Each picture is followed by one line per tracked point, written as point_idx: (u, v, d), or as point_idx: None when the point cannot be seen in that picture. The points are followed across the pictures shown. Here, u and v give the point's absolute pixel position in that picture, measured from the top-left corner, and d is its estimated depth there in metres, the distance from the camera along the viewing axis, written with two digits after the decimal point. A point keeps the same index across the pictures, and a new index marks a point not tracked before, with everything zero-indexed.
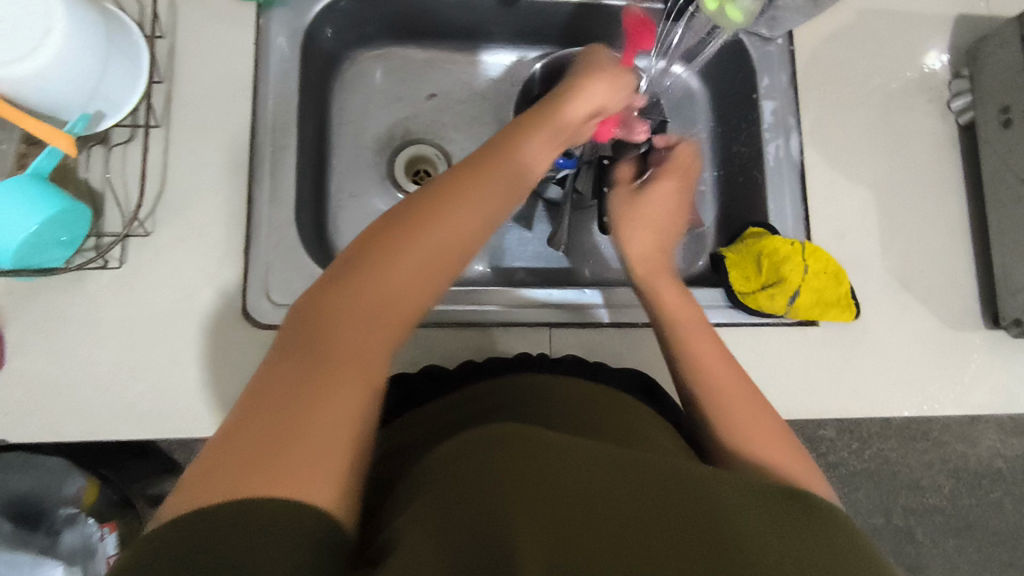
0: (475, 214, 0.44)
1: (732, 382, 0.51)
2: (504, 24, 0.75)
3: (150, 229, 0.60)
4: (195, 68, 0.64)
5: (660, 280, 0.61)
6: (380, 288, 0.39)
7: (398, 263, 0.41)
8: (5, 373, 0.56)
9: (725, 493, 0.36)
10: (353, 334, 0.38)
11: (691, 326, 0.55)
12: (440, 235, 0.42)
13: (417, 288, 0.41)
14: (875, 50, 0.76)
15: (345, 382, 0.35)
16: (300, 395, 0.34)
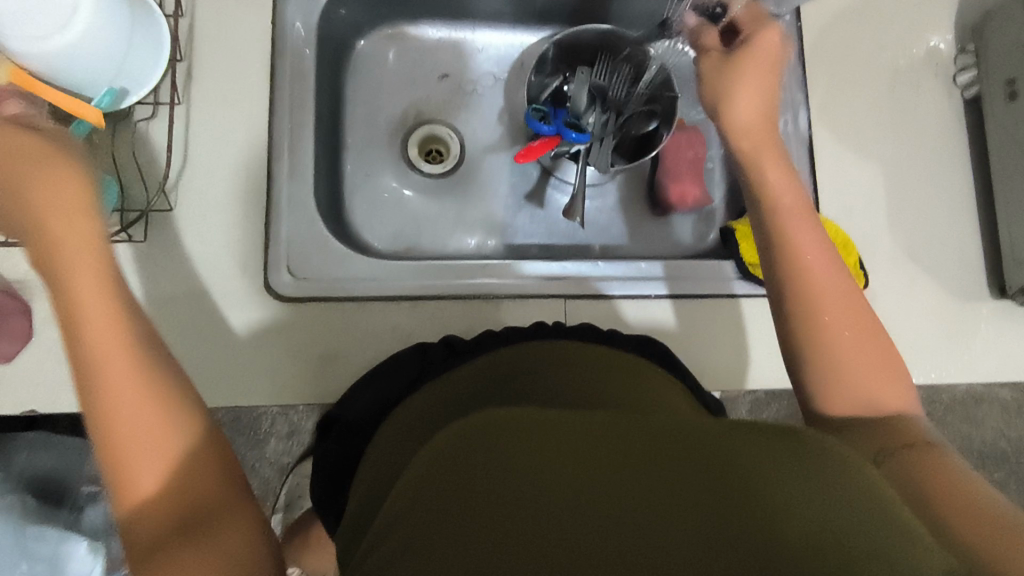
0: (96, 282, 0.42)
1: (844, 295, 0.50)
2: (515, 4, 0.77)
3: (173, 204, 0.61)
4: (215, 47, 0.65)
5: (766, 155, 0.56)
6: (120, 385, 0.41)
7: (107, 372, 0.41)
8: (34, 344, 0.57)
9: (727, 441, 0.36)
10: (135, 449, 0.39)
11: (796, 213, 0.53)
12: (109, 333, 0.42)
13: (155, 419, 0.41)
14: (882, 26, 0.77)
15: (196, 489, 0.40)
16: (155, 447, 0.40)
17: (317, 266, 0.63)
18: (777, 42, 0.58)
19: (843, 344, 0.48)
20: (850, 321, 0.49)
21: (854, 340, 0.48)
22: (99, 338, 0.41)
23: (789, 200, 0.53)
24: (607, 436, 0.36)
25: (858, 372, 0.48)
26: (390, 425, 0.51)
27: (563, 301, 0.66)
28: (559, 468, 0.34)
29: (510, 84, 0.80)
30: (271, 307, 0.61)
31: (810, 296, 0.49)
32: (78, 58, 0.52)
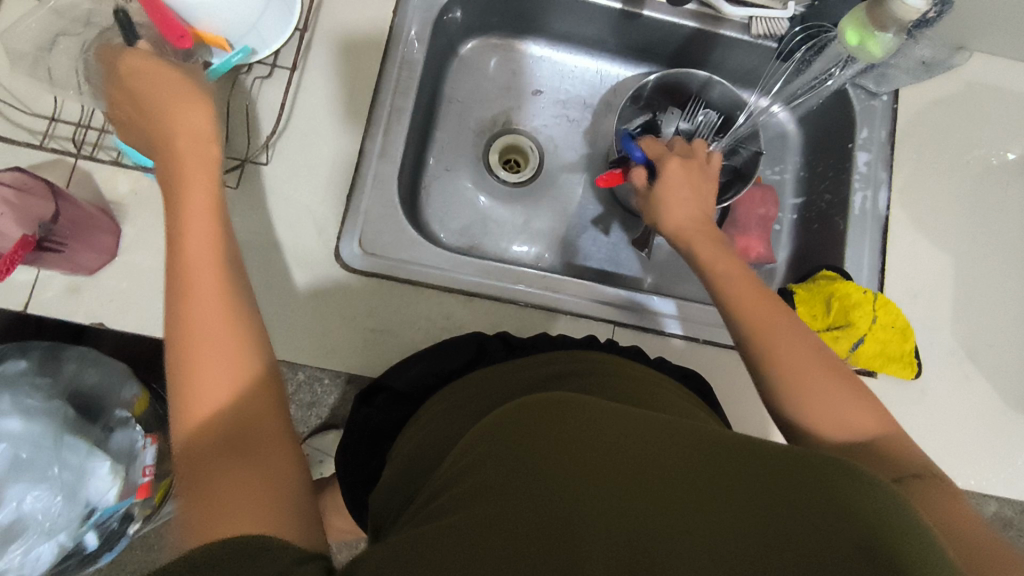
0: (213, 243, 0.48)
1: (797, 335, 0.51)
2: (621, 37, 0.79)
3: (268, 160, 0.65)
4: (336, 24, 0.69)
5: (702, 245, 0.61)
6: (197, 312, 0.45)
7: (201, 309, 0.45)
8: (116, 264, 0.61)
9: (769, 461, 0.35)
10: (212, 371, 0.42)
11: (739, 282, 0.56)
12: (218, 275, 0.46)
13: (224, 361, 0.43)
14: (978, 124, 0.77)
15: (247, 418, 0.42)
16: (216, 390, 0.42)
17: (386, 245, 0.66)
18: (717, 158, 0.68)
19: (802, 380, 0.48)
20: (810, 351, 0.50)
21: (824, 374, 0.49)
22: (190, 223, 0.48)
23: (732, 272, 0.57)
24: (650, 446, 0.37)
25: (828, 406, 0.47)
26: (435, 401, 0.52)
27: (612, 327, 0.67)
28: (606, 470, 0.35)
29: (599, 112, 0.83)
30: (336, 275, 0.64)
31: (765, 343, 0.51)
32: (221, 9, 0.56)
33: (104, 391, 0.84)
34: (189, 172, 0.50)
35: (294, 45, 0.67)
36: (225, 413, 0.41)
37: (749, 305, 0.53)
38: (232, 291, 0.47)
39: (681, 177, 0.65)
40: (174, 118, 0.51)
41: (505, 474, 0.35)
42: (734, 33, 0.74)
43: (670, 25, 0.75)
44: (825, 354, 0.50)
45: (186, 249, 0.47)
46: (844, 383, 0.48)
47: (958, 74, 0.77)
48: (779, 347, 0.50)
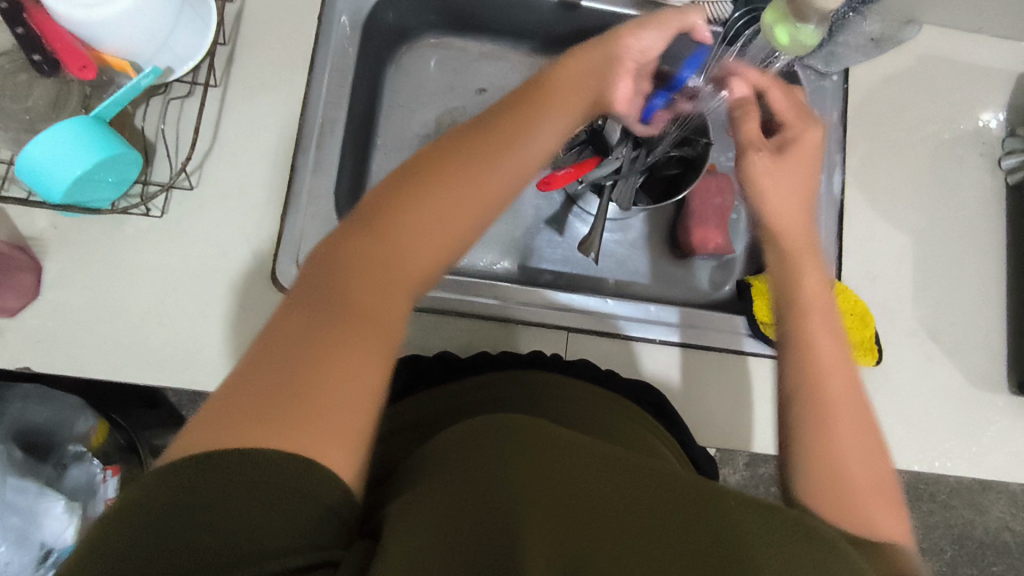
0: (460, 202, 0.44)
1: (853, 403, 0.49)
2: (563, 28, 0.76)
3: (195, 183, 0.62)
4: (260, 34, 0.65)
5: (805, 257, 0.56)
6: (430, 221, 0.43)
7: (400, 231, 0.42)
8: (37, 302, 0.58)
9: (738, 515, 0.36)
10: (390, 267, 0.41)
11: (819, 306, 0.53)
12: (462, 202, 0.44)
13: (402, 289, 0.41)
14: (931, 98, 0.75)
15: (378, 294, 0.40)
16: (330, 326, 0.37)
17: None
18: (818, 142, 0.59)
19: (845, 457, 0.47)
20: (853, 426, 0.48)
21: (857, 451, 0.48)
22: (433, 173, 0.44)
23: (817, 289, 0.54)
24: (622, 485, 0.37)
25: (861, 480, 0.46)
26: (387, 423, 0.50)
27: (566, 334, 0.65)
28: (576, 506, 0.35)
29: None
30: (276, 299, 0.61)
31: (815, 394, 0.49)
32: (126, 31, 0.53)
33: (54, 427, 0.81)
34: (463, 191, 0.44)
35: (216, 60, 0.64)
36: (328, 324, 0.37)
37: (820, 344, 0.51)
38: (446, 234, 0.43)
39: (806, 155, 0.59)
40: (539, 106, 0.51)
41: (473, 491, 0.35)
42: None
43: (611, 15, 0.72)
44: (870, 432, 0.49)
45: (409, 212, 0.42)
46: (878, 477, 0.47)
47: (909, 48, 0.75)
48: (831, 408, 0.49)
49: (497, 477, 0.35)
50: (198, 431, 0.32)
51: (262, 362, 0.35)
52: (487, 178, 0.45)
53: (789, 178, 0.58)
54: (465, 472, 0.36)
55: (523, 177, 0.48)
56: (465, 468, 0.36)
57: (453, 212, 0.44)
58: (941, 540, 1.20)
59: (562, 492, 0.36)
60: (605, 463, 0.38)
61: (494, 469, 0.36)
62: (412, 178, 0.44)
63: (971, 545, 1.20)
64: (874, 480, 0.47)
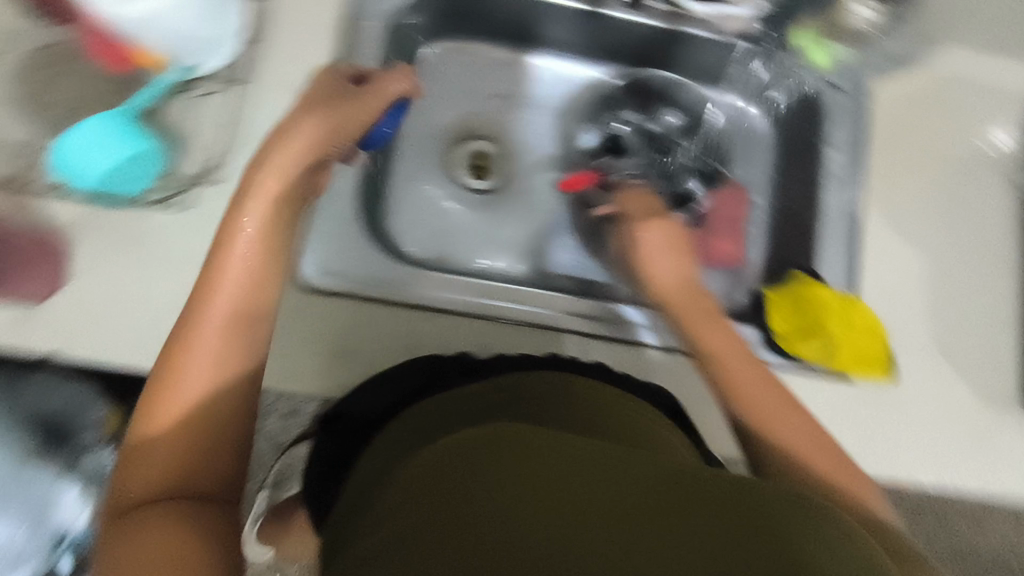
0: (223, 309, 0.51)
1: (782, 408, 0.54)
2: (584, 37, 0.77)
3: (219, 179, 0.62)
4: (291, 35, 0.67)
5: (705, 324, 0.59)
6: (196, 353, 0.49)
7: (195, 334, 0.49)
8: (61, 292, 0.58)
9: (714, 498, 0.36)
10: (187, 395, 0.48)
11: (726, 353, 0.57)
12: (214, 362, 0.49)
13: (199, 393, 0.48)
14: (946, 117, 0.76)
15: (201, 475, 0.47)
16: (131, 531, 0.41)
17: (346, 262, 0.64)
18: (677, 220, 0.67)
19: (797, 446, 0.51)
20: (795, 423, 0.53)
21: (805, 440, 0.52)
22: (170, 355, 0.49)
23: (720, 340, 0.58)
24: (597, 480, 0.37)
25: (816, 467, 0.50)
26: (392, 429, 0.51)
27: (581, 339, 0.66)
28: (549, 504, 0.35)
29: (565, 114, 0.81)
30: (297, 296, 0.62)
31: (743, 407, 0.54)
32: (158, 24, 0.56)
33: (66, 414, 0.79)
34: (264, 196, 0.55)
35: (244, 59, 0.65)
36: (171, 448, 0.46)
37: (738, 374, 0.56)
38: (224, 355, 0.50)
39: (673, 238, 0.66)
40: (286, 147, 0.58)
41: (441, 514, 0.35)
42: (703, 33, 0.74)
43: (637, 26, 0.74)
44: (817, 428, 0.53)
45: (186, 349, 0.49)
46: (832, 457, 0.51)
47: (925, 66, 0.76)
48: (769, 419, 0.53)
49: (465, 494, 0.36)
50: None
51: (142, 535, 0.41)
52: (263, 212, 0.54)
53: (663, 258, 0.64)
54: (437, 496, 0.37)
55: (313, 163, 0.59)
56: (435, 491, 0.37)
57: (201, 405, 0.48)
58: (943, 559, 1.20)
59: (542, 500, 0.35)
60: (581, 462, 0.38)
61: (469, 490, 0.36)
62: (166, 344, 0.50)
63: (973, 565, 1.21)
64: (831, 453, 0.51)
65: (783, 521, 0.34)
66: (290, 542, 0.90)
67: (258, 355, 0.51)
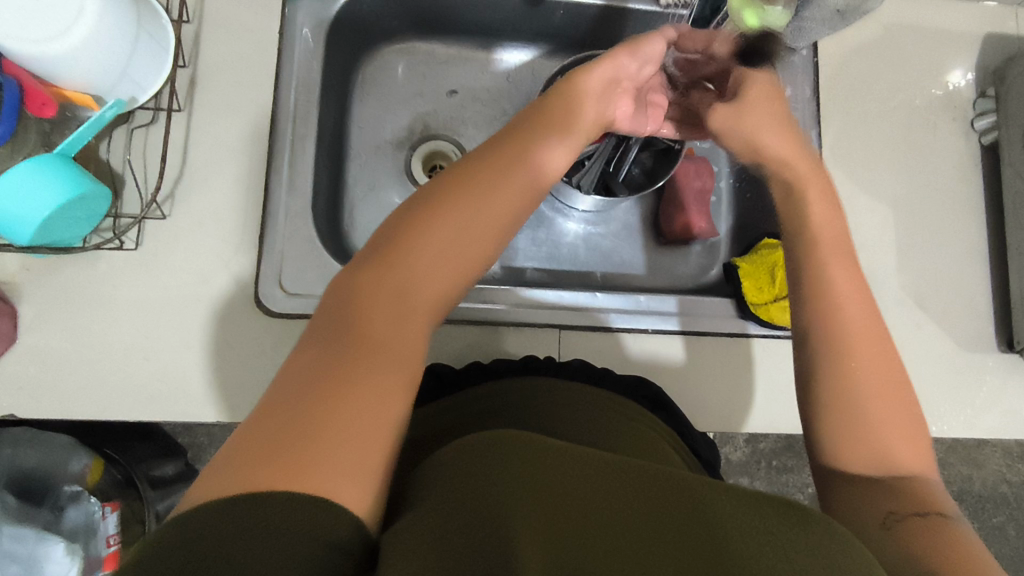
0: (467, 220, 0.45)
1: (879, 352, 0.48)
2: (530, 23, 0.75)
3: (167, 212, 0.60)
4: (221, 54, 0.64)
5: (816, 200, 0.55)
6: (476, 190, 0.46)
7: (471, 191, 0.46)
8: (17, 348, 0.56)
9: (727, 510, 0.35)
10: (437, 240, 0.44)
11: (835, 248, 0.52)
12: (451, 251, 0.44)
13: (449, 270, 0.44)
14: (901, 66, 0.75)
15: (382, 359, 0.38)
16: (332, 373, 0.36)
17: (309, 282, 0.62)
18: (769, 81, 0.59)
19: (874, 403, 0.47)
20: (884, 370, 0.48)
21: (885, 399, 0.47)
22: (458, 187, 0.46)
23: (830, 230, 0.53)
24: (626, 478, 0.36)
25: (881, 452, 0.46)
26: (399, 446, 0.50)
27: (558, 332, 0.65)
28: (581, 500, 0.34)
29: (519, 105, 0.79)
30: (261, 324, 0.60)
31: (845, 353, 0.48)
32: (82, 66, 0.52)
33: (48, 468, 0.80)
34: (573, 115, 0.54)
35: (177, 84, 0.63)
36: (409, 292, 0.42)
37: (850, 303, 0.50)
38: (494, 216, 0.46)
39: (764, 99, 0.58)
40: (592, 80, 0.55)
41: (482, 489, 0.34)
42: (643, 6, 0.71)
43: (575, 6, 0.72)
44: (899, 384, 0.48)
45: (461, 186, 0.46)
46: (905, 420, 0.47)
47: (875, 17, 0.76)
48: (867, 372, 0.48)
49: (497, 481, 0.34)
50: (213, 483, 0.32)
51: (305, 397, 0.35)
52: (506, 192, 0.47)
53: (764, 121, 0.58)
54: (472, 476, 0.35)
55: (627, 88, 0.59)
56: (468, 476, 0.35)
57: (455, 255, 0.44)
58: None
59: (554, 500, 0.34)
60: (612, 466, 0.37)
61: (483, 482, 0.35)
62: (412, 221, 0.44)
63: (971, 501, 1.22)
64: (903, 424, 0.47)
65: (801, 543, 0.34)
66: None
67: (478, 266, 0.46)
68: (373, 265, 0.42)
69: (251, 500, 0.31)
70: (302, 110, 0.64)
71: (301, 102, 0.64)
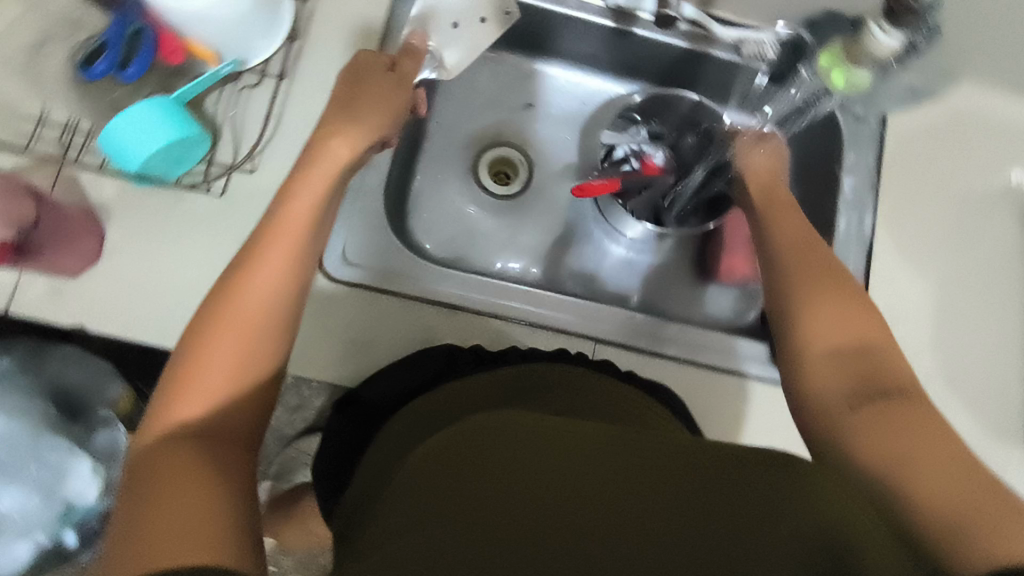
0: (268, 280, 0.50)
1: (832, 296, 0.53)
2: (613, 53, 0.79)
3: (254, 168, 0.65)
4: (328, 33, 0.69)
5: (781, 212, 0.62)
6: (247, 248, 0.51)
7: (258, 258, 0.51)
8: (99, 267, 0.61)
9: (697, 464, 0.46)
10: (227, 308, 0.48)
11: (784, 228, 0.60)
12: (247, 321, 0.48)
13: (249, 325, 0.48)
14: (965, 150, 0.77)
15: (175, 438, 0.43)
16: (152, 478, 0.40)
17: (369, 255, 0.65)
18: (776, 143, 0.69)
19: (829, 332, 0.51)
20: (838, 299, 0.53)
21: (831, 321, 0.52)
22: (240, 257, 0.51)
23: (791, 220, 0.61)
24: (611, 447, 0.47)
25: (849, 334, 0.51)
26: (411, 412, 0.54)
27: (594, 344, 0.67)
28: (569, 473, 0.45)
29: (588, 128, 0.83)
30: (319, 284, 0.64)
31: (790, 295, 0.55)
32: (210, 21, 0.57)
33: (88, 390, 0.84)
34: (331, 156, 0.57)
35: (284, 55, 0.68)
36: (212, 374, 0.46)
37: (789, 266, 0.57)
38: (296, 259, 0.52)
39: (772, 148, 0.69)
40: (363, 106, 0.60)
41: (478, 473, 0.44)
42: (724, 53, 0.75)
43: (659, 44, 0.76)
44: (867, 318, 0.52)
45: (237, 263, 0.51)
46: (857, 331, 0.51)
47: (945, 101, 0.78)
48: (816, 312, 0.53)
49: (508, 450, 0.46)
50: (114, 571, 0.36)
51: (166, 498, 0.39)
52: (309, 204, 0.54)
53: (764, 158, 0.67)
54: (480, 463, 0.45)
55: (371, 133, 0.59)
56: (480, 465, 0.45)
57: (248, 322, 0.48)
58: None
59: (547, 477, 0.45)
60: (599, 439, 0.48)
61: (495, 456, 0.45)
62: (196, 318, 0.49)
63: None
64: (865, 331, 0.51)
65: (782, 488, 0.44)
66: (294, 529, 0.92)
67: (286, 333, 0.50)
68: (173, 369, 0.47)
69: None
70: None
71: None
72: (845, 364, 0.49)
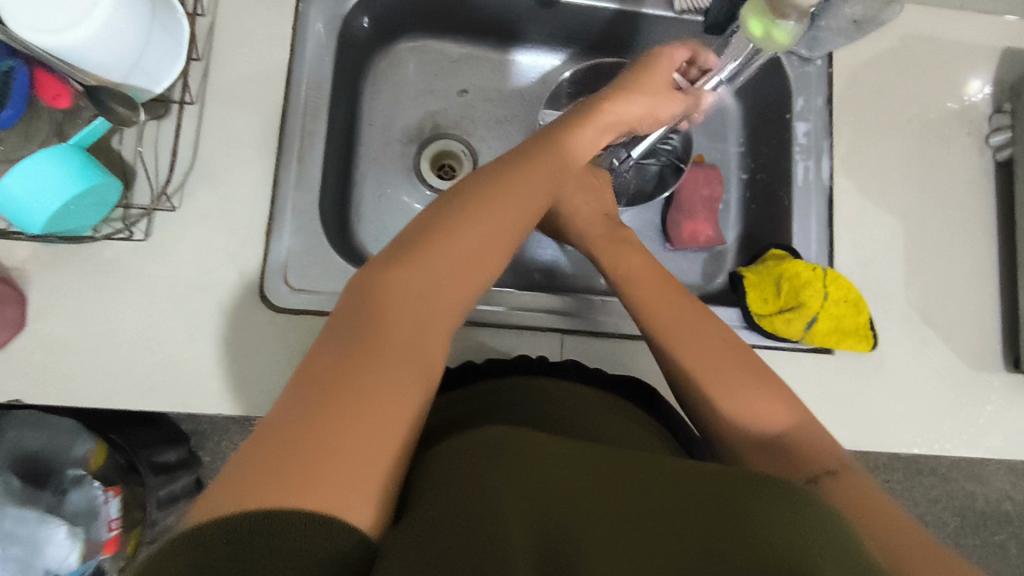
0: (495, 218, 0.46)
1: (704, 352, 0.52)
2: (543, 24, 0.75)
3: (176, 204, 0.61)
4: (233, 47, 0.64)
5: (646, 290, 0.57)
6: (542, 173, 0.51)
7: (535, 173, 0.51)
8: (26, 334, 0.57)
9: (708, 481, 0.36)
10: (473, 232, 0.45)
11: (634, 277, 0.58)
12: (489, 237, 0.46)
13: (499, 229, 0.46)
14: (917, 78, 0.75)
15: (387, 358, 0.37)
16: (331, 377, 0.35)
17: (314, 277, 0.62)
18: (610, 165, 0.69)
19: (732, 392, 0.50)
20: (727, 361, 0.51)
21: (729, 390, 0.50)
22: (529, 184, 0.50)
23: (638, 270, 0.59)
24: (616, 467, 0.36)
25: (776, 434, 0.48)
26: None
27: (560, 335, 0.65)
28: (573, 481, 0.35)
29: (529, 107, 0.79)
30: (265, 317, 0.60)
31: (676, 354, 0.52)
32: (104, 53, 0.52)
33: (53, 452, 0.81)
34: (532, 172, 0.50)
35: (190, 76, 0.63)
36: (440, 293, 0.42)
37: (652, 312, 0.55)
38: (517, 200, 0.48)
39: (591, 183, 0.66)
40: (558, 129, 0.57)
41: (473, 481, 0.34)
42: (658, 10, 0.71)
43: (588, 9, 0.72)
44: (757, 374, 0.51)
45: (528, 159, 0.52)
46: (764, 394, 0.50)
47: (892, 29, 0.75)
48: (700, 369, 0.51)
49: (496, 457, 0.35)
50: (236, 483, 0.31)
51: (341, 418, 0.33)
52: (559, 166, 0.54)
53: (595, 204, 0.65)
54: (465, 483, 0.34)
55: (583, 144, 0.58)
56: (468, 479, 0.34)
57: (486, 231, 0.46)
58: (943, 513, 1.22)
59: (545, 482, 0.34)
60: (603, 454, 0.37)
61: (484, 469, 0.34)
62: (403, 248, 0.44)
63: (973, 517, 1.21)
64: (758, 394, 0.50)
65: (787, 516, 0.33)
66: None
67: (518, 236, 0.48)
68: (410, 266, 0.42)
69: (249, 515, 0.30)
70: (314, 106, 0.65)
71: (314, 98, 0.65)
72: (786, 460, 0.47)
